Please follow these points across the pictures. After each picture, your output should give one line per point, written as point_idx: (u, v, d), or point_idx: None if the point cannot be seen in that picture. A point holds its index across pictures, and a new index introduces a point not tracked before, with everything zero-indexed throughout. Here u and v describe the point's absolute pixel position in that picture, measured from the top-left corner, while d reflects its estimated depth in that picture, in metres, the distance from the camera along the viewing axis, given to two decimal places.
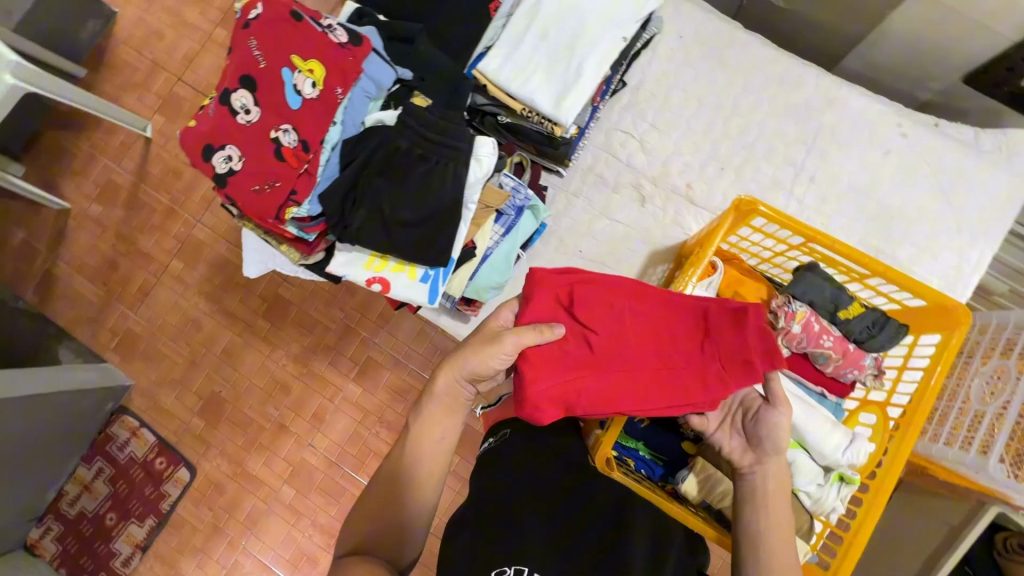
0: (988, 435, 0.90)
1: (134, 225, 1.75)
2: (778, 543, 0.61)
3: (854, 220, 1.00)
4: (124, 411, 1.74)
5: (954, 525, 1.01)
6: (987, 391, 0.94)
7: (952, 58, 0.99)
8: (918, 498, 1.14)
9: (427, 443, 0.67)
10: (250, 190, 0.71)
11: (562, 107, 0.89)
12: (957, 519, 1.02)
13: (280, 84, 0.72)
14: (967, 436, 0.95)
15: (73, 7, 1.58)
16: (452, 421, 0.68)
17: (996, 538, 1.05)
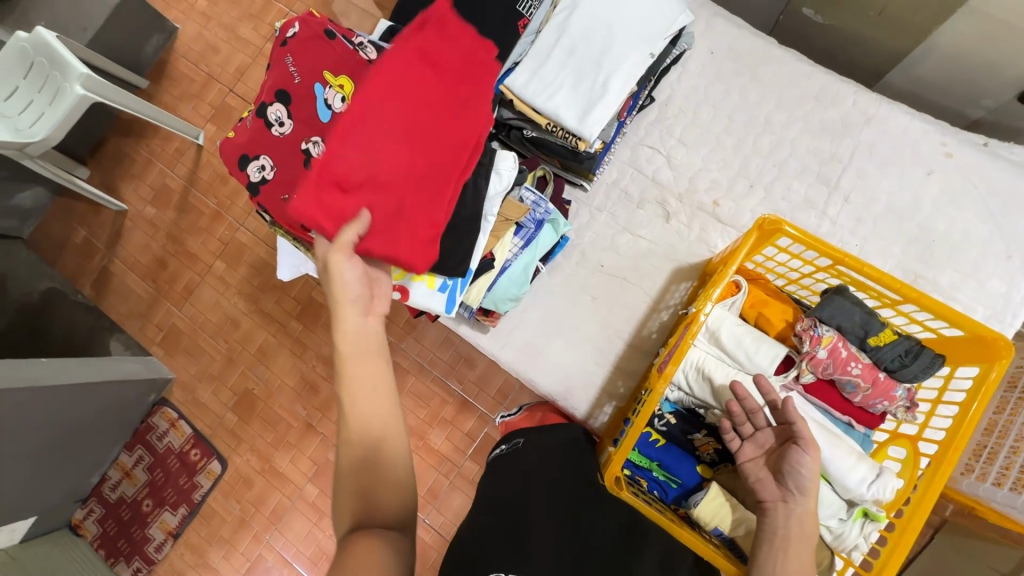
0: None
1: (183, 227, 1.86)
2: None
3: (893, 242, 0.96)
4: (164, 402, 1.83)
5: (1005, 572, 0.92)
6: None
7: (1005, 74, 0.94)
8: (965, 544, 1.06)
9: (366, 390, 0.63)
10: (280, 198, 0.74)
11: (587, 122, 0.90)
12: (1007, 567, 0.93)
13: (312, 98, 0.74)
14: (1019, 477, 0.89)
15: (139, 23, 1.71)
16: (380, 361, 0.65)
17: None
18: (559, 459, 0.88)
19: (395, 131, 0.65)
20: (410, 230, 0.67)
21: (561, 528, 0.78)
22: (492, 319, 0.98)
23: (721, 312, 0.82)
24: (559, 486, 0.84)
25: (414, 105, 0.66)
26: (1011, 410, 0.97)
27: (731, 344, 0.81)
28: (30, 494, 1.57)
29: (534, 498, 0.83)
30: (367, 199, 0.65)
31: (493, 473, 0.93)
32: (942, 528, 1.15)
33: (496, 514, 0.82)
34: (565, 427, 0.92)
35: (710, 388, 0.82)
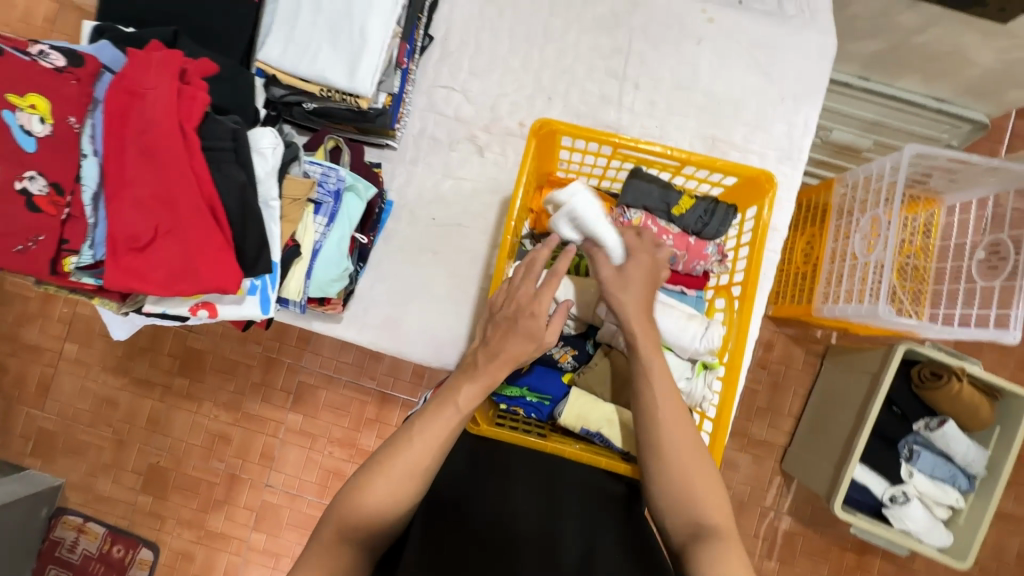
0: (876, 282, 0.99)
1: (14, 319, 1.68)
2: (674, 415, 0.65)
3: (686, 117, 1.01)
4: (62, 511, 1.64)
5: (875, 371, 1.11)
6: (866, 243, 1.03)
7: None
8: (844, 355, 1.24)
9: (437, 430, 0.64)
10: (13, 252, 0.63)
11: (357, 76, 0.85)
12: (876, 366, 1.11)
13: (5, 130, 0.63)
14: (872, 289, 0.99)
15: None
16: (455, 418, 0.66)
17: (912, 372, 1.12)
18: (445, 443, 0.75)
19: (137, 182, 0.66)
20: (203, 254, 0.68)
21: (458, 522, 0.66)
22: (330, 306, 0.93)
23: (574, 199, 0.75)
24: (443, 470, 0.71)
25: (131, 143, 0.66)
26: (845, 231, 1.09)
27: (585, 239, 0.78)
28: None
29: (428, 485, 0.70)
30: (165, 247, 0.67)
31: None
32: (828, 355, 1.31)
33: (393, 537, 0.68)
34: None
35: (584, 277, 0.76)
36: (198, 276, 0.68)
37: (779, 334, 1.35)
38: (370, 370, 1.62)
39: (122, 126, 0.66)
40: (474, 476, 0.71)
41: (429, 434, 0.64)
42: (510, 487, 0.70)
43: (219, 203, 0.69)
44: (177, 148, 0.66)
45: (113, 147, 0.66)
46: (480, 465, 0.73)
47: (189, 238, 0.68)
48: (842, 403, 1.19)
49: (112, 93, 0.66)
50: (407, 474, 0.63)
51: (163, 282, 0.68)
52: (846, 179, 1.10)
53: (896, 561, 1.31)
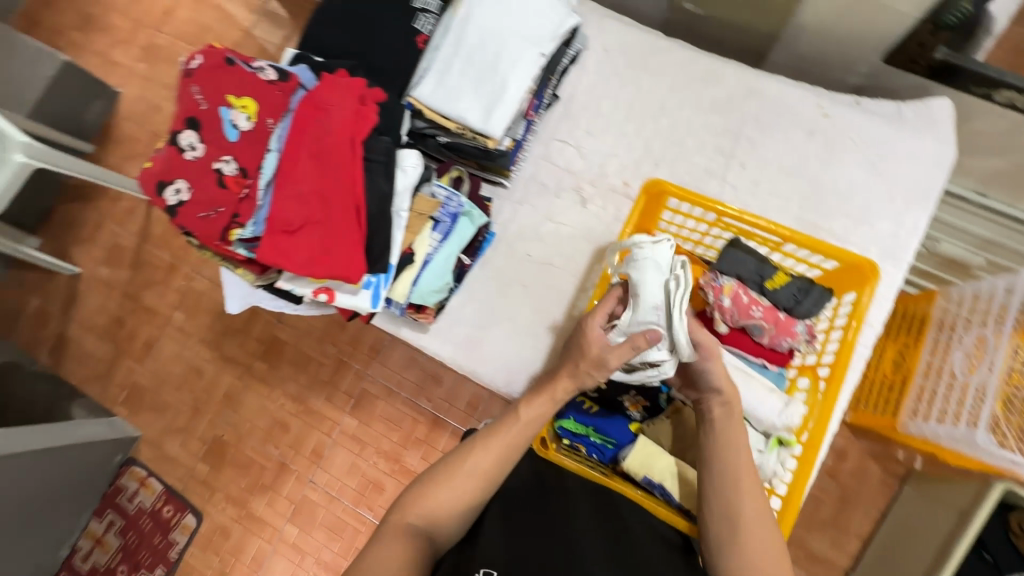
0: (975, 407, 0.93)
1: (140, 282, 1.98)
2: (752, 486, 0.67)
3: (788, 200, 1.04)
4: (131, 462, 1.89)
5: (965, 508, 0.99)
6: (968, 362, 0.97)
7: (870, 38, 1.04)
8: (932, 485, 1.14)
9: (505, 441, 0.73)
10: (198, 216, 0.77)
11: (491, 121, 0.97)
12: (969, 500, 0.99)
13: (219, 121, 0.79)
14: (969, 414, 0.93)
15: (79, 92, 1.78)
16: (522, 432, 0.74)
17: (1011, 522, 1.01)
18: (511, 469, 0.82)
19: (303, 177, 0.78)
20: (340, 246, 0.79)
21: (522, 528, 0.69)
22: (424, 316, 1.00)
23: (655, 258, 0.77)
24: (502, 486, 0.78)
25: (306, 146, 0.79)
26: (944, 347, 1.04)
27: (648, 298, 0.75)
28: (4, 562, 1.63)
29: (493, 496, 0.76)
30: (311, 234, 0.79)
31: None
32: (909, 480, 1.22)
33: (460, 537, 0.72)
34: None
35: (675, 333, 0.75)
36: (332, 264, 0.79)
37: (855, 444, 1.27)
38: (429, 392, 1.74)
39: (302, 131, 0.79)
40: (549, 496, 0.75)
41: (496, 443, 0.73)
42: (573, 506, 0.72)
43: (364, 206, 0.80)
44: (344, 156, 0.79)
45: (290, 146, 0.79)
46: (544, 486, 0.77)
47: (332, 230, 0.79)
48: (923, 534, 1.08)
49: (301, 105, 0.81)
50: (473, 475, 0.71)
51: (302, 263, 0.79)
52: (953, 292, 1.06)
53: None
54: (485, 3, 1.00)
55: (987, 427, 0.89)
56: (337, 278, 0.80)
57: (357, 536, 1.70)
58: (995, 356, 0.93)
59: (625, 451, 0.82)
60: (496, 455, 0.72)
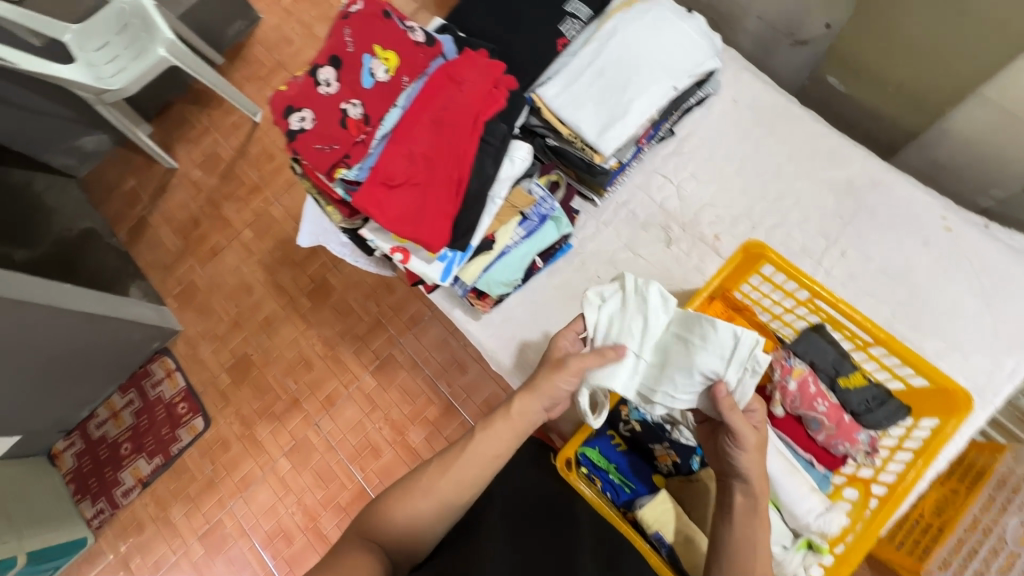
0: None
1: (223, 193, 2.11)
2: None
3: (881, 303, 0.98)
4: (165, 352, 2.02)
5: None
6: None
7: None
8: None
9: (481, 457, 0.70)
10: (312, 147, 0.81)
11: (604, 137, 0.97)
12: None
13: (360, 67, 0.83)
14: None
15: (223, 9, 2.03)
16: (503, 443, 0.72)
17: None
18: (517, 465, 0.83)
19: (417, 140, 0.81)
20: (432, 213, 0.81)
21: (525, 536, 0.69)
22: (482, 303, 0.99)
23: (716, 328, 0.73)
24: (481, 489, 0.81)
25: (429, 112, 0.81)
26: (999, 509, 0.96)
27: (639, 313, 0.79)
28: (32, 405, 1.77)
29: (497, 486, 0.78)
30: (408, 194, 0.81)
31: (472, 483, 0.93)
32: None
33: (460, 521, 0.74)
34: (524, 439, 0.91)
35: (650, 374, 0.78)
36: (416, 229, 0.80)
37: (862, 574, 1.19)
38: (450, 378, 1.80)
39: (431, 96, 0.82)
40: (553, 519, 0.73)
41: (468, 459, 0.70)
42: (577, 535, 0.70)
43: (465, 182, 0.81)
44: (462, 129, 0.80)
45: (416, 108, 0.82)
46: (552, 507, 0.76)
47: (428, 196, 0.81)
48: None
49: (437, 72, 0.83)
50: (442, 493, 0.68)
51: (392, 218, 0.81)
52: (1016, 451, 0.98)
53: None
54: (632, 27, 1.01)
55: None
56: (420, 243, 0.82)
57: (341, 491, 1.77)
58: None
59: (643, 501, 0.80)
60: (466, 470, 0.69)
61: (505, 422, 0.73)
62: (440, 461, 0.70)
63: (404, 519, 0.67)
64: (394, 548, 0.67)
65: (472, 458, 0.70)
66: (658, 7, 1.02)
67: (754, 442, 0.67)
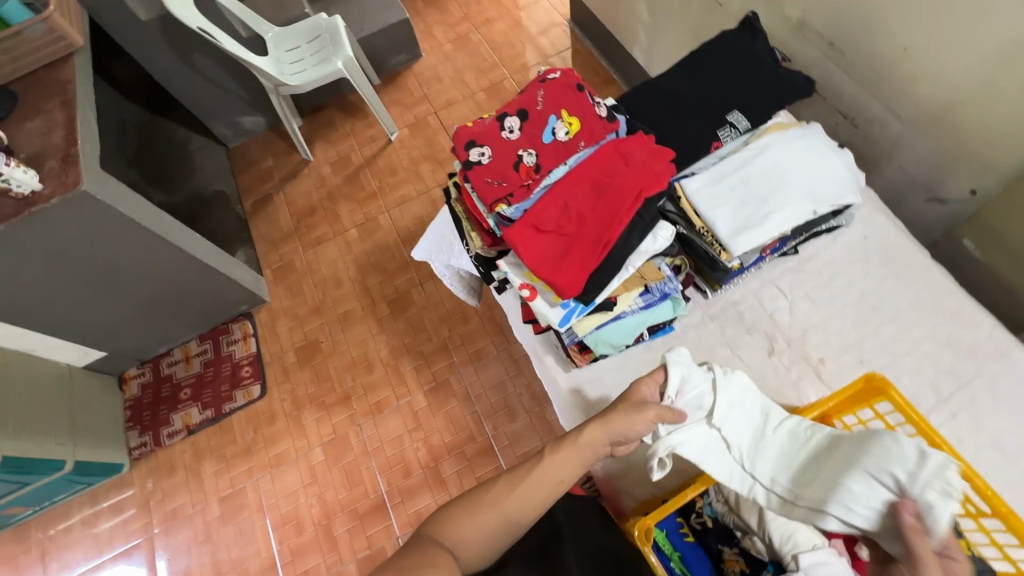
0: None
1: (344, 193, 2.33)
2: None
3: (998, 481, 0.92)
4: (248, 317, 2.18)
5: None
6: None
7: None
8: None
9: (551, 478, 0.73)
10: (484, 179, 0.92)
11: (737, 239, 1.02)
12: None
13: (544, 124, 0.95)
14: None
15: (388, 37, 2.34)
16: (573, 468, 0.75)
17: None
18: (582, 519, 0.87)
19: (577, 198, 0.90)
20: (573, 264, 0.87)
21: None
22: (581, 357, 1.04)
23: (889, 441, 0.73)
24: (537, 528, 0.83)
25: (594, 177, 0.91)
26: None
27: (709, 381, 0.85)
28: (128, 329, 1.97)
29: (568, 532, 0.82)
30: (554, 241, 0.89)
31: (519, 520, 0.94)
32: None
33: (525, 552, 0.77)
34: (586, 498, 0.93)
35: (817, 491, 0.77)
36: (554, 273, 0.88)
37: None
38: (497, 422, 1.84)
39: (600, 165, 0.92)
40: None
41: (539, 477, 0.73)
42: None
43: (611, 244, 0.87)
44: (621, 197, 0.87)
45: (583, 171, 0.91)
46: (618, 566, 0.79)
47: (573, 248, 0.88)
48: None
49: (611, 146, 0.93)
50: (513, 508, 0.71)
51: (535, 258, 0.89)
52: None
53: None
54: (785, 147, 1.08)
55: None
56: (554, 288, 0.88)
57: (362, 498, 1.83)
58: None
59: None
60: (536, 487, 0.72)
61: (572, 449, 0.76)
62: (510, 477, 0.73)
63: (474, 529, 0.69)
64: (465, 561, 0.68)
65: (540, 479, 0.73)
66: (813, 136, 1.10)
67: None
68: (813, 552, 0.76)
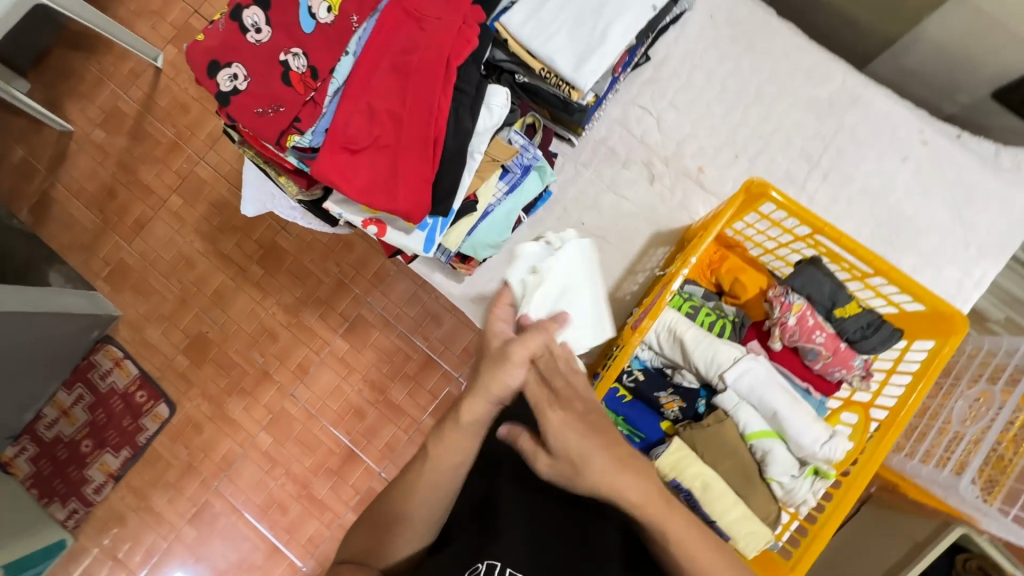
0: (964, 456, 0.93)
1: (137, 156, 1.80)
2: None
3: (863, 224, 0.99)
4: (108, 340, 1.77)
5: (919, 541, 1.02)
6: (967, 414, 0.97)
7: (990, 67, 0.95)
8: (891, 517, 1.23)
9: (446, 465, 0.71)
10: (252, 111, 0.68)
11: (582, 71, 0.86)
12: (922, 535, 1.02)
13: (296, 6, 0.69)
14: (944, 456, 0.97)
15: None
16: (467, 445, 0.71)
17: (956, 560, 1.07)
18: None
19: (380, 93, 0.70)
20: (408, 178, 0.71)
21: (559, 529, 0.72)
22: (469, 267, 0.93)
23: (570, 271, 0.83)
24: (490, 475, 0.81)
25: (388, 58, 0.70)
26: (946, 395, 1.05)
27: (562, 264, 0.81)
28: None
29: (501, 475, 0.79)
30: (376, 157, 0.71)
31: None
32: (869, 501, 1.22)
33: (461, 518, 0.77)
34: None
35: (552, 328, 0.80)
36: (392, 198, 0.71)
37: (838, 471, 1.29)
38: (426, 331, 1.68)
39: (388, 38, 0.70)
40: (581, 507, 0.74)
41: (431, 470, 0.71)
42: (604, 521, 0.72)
43: (442, 139, 0.71)
44: (431, 76, 0.69)
45: (371, 54, 0.70)
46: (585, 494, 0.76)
47: (399, 159, 0.71)
48: (871, 556, 1.08)
49: (392, 8, 0.70)
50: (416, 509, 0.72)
51: (361, 189, 0.71)
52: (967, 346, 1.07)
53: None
54: None
55: (971, 478, 0.89)
56: (397, 213, 0.73)
57: (330, 456, 1.67)
58: (997, 412, 0.92)
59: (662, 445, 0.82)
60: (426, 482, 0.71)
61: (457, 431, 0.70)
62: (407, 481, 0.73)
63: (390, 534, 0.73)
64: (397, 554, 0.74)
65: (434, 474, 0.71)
66: None
67: (569, 442, 0.63)
68: (736, 366, 0.80)
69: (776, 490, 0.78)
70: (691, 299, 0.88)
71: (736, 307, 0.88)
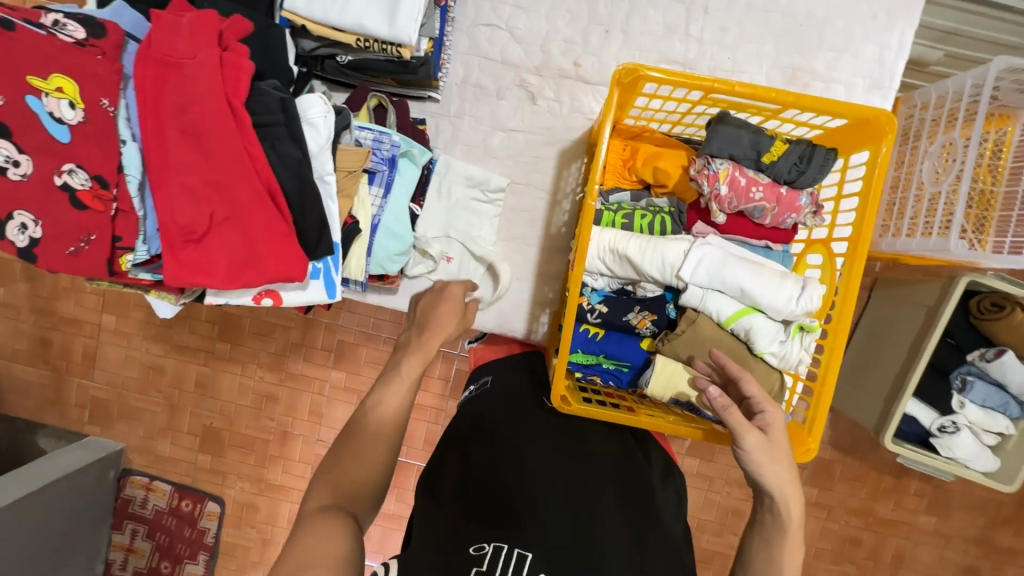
0: (948, 212, 0.89)
1: (47, 292, 1.46)
2: (791, 549, 0.66)
3: (763, 42, 0.89)
4: (128, 472, 1.52)
5: (931, 306, 1.01)
6: (938, 169, 0.92)
7: None
8: None
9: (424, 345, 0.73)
10: (67, 255, 0.59)
11: (398, 22, 0.73)
12: (933, 299, 1.01)
13: (34, 118, 0.57)
14: (928, 222, 0.93)
15: None
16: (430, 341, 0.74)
17: (971, 304, 1.08)
18: (518, 406, 0.83)
19: (188, 168, 0.60)
20: (269, 241, 0.63)
21: (553, 477, 0.72)
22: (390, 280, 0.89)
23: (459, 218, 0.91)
24: (468, 432, 0.80)
25: (175, 129, 0.59)
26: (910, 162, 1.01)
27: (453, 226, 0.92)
28: None
29: (502, 459, 0.74)
30: (223, 235, 0.62)
31: (461, 411, 0.89)
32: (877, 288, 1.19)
33: (460, 489, 0.71)
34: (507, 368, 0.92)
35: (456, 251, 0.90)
36: (264, 267, 0.64)
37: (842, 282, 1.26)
38: None
39: (163, 106, 0.59)
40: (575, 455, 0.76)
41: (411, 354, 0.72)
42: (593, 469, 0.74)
43: (278, 185, 0.63)
44: (227, 128, 0.59)
45: (156, 132, 0.59)
46: (567, 449, 0.77)
47: (248, 225, 0.62)
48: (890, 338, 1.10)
49: (149, 71, 0.58)
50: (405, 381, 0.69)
51: (226, 273, 0.63)
52: (916, 105, 1.00)
53: (934, 486, 1.29)
54: None
55: (958, 233, 0.85)
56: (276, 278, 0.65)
57: None
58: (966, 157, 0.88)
59: (701, 366, 0.74)
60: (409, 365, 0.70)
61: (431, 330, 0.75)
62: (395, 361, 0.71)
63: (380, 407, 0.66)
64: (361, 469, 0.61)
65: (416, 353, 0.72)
66: None
67: (781, 442, 0.66)
68: (688, 260, 0.75)
69: (771, 357, 0.75)
70: (620, 208, 0.81)
71: (668, 198, 0.81)
